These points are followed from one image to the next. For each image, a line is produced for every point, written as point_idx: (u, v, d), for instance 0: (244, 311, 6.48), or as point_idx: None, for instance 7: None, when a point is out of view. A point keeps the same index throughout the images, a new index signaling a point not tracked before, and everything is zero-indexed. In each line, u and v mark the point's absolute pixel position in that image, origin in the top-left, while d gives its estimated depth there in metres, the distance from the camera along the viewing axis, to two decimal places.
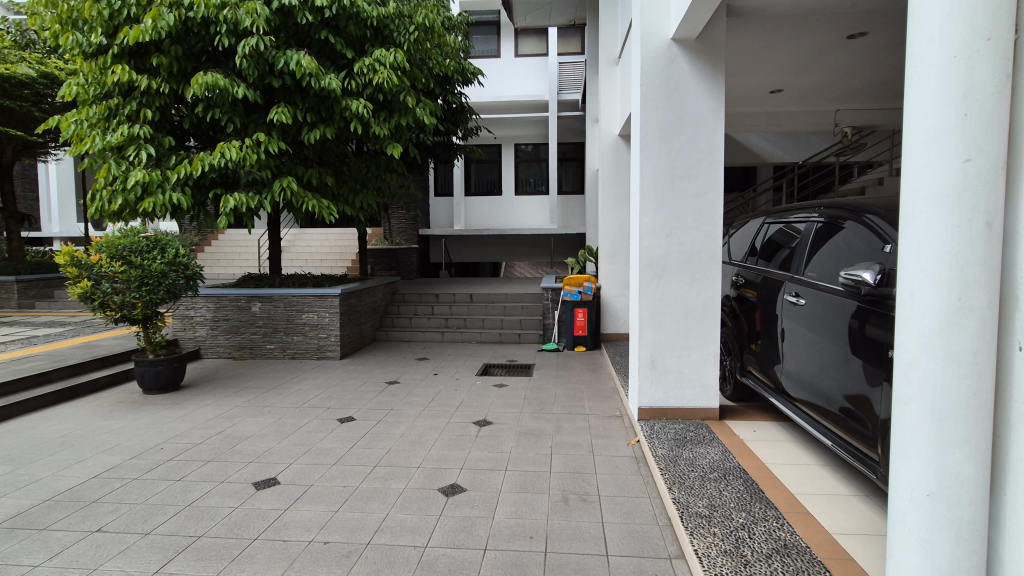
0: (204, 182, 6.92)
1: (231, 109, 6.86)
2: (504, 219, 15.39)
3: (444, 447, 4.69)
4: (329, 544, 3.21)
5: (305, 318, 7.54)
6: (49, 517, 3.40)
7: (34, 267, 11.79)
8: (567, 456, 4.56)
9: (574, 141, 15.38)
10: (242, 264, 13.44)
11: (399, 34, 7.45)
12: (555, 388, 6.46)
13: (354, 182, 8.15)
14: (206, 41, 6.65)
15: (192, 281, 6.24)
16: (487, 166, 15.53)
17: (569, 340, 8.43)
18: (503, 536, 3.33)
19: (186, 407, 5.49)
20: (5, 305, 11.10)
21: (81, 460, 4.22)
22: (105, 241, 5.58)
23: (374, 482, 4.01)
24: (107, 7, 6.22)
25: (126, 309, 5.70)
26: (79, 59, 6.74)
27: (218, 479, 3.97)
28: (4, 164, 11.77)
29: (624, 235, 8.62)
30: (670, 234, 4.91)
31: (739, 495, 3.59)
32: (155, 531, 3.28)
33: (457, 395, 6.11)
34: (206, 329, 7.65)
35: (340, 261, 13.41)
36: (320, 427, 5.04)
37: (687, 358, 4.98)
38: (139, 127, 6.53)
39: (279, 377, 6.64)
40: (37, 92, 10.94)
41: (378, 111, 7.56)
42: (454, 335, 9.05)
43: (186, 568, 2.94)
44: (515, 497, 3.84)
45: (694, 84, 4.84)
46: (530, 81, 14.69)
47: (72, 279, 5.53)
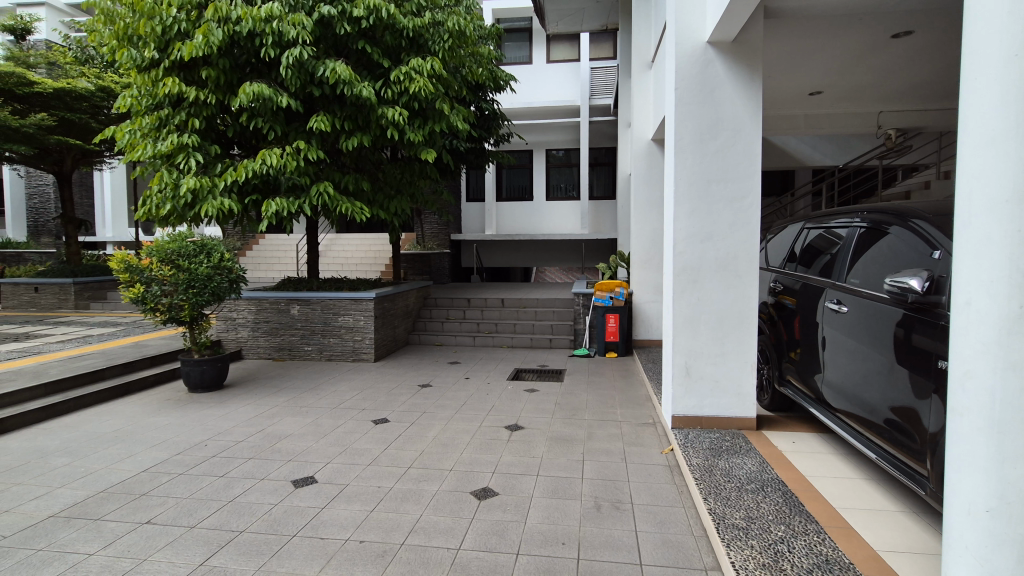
0: (247, 189, 7.18)
1: (273, 118, 7.10)
2: (535, 225, 15.42)
3: (476, 451, 4.72)
4: (364, 543, 3.27)
5: (341, 321, 7.72)
6: (102, 508, 3.57)
7: (89, 270, 12.42)
8: (599, 463, 4.53)
9: (606, 146, 15.32)
10: (281, 268, 13.83)
11: (434, 43, 7.60)
12: (587, 394, 6.42)
13: (389, 188, 8.30)
14: (250, 53, 6.90)
15: (236, 284, 6.46)
16: (518, 172, 15.59)
17: (600, 346, 8.38)
18: (535, 542, 3.32)
19: (228, 406, 5.68)
20: (63, 306, 11.71)
21: (132, 455, 4.41)
22: (155, 245, 5.86)
23: (408, 483, 4.07)
24: (160, 23, 6.55)
25: (174, 312, 5.93)
26: (133, 73, 7.09)
27: (258, 476, 4.10)
28: (64, 172, 12.46)
29: (657, 239, 8.52)
30: (705, 239, 4.83)
31: (778, 507, 3.50)
32: (200, 525, 3.40)
33: (488, 399, 6.14)
34: (247, 330, 7.91)
35: (375, 265, 13.67)
36: (356, 428, 5.14)
37: (723, 365, 4.88)
38: (187, 137, 6.84)
39: (316, 379, 6.81)
40: (95, 105, 11.56)
41: (413, 118, 7.71)
42: (485, 339, 9.10)
43: (229, 562, 3.04)
44: (547, 502, 3.83)
45: (730, 87, 4.77)
46: (562, 87, 14.73)
47: (125, 282, 5.86)
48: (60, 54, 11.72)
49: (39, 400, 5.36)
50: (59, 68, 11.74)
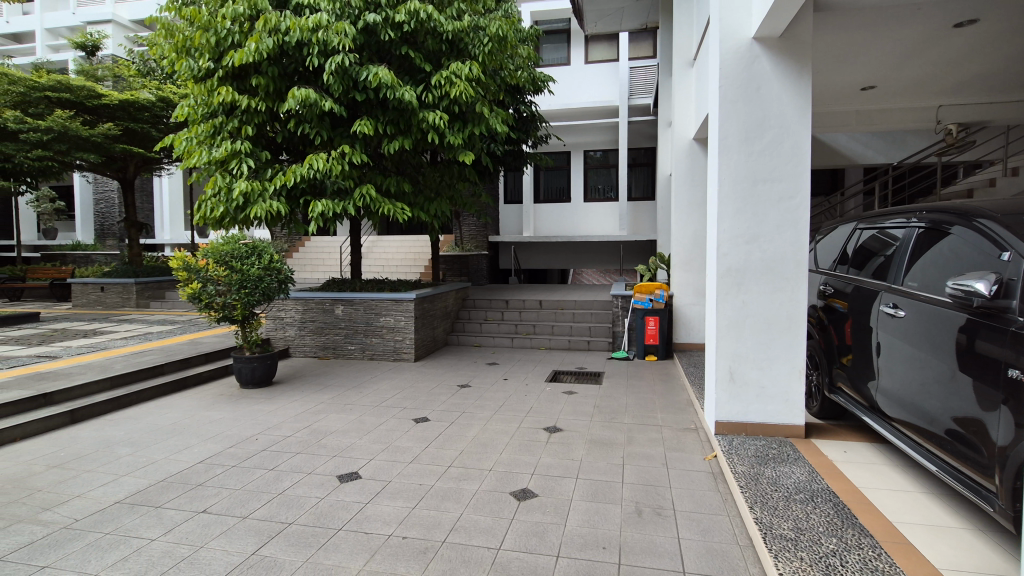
0: (295, 192, 7.44)
1: (319, 124, 7.34)
2: (573, 226, 15.35)
3: (515, 452, 4.73)
4: (406, 539, 3.33)
5: (382, 321, 7.89)
6: (163, 496, 3.76)
7: (150, 270, 13.14)
8: (639, 468, 4.46)
9: (646, 146, 15.10)
10: (325, 269, 14.24)
11: (474, 48, 7.69)
12: (626, 398, 6.34)
13: (429, 191, 8.44)
14: (298, 61, 7.15)
15: (285, 284, 6.70)
16: (556, 173, 15.54)
17: (640, 349, 8.26)
18: (575, 545, 3.30)
19: (277, 402, 5.89)
20: (126, 304, 12.42)
21: (189, 447, 4.62)
22: (210, 247, 6.14)
23: (449, 482, 4.11)
24: (215, 35, 6.87)
25: (228, 310, 6.20)
26: (191, 83, 7.46)
27: (306, 470, 4.23)
28: (128, 178, 13.20)
29: (700, 241, 8.32)
30: (750, 240, 4.70)
31: (829, 519, 3.36)
32: (251, 516, 3.54)
33: (526, 401, 6.14)
34: (294, 329, 8.19)
35: (414, 267, 13.90)
36: (397, 426, 5.24)
37: (769, 370, 4.72)
38: (240, 143, 7.14)
39: (359, 377, 6.97)
40: (156, 114, 12.19)
41: (453, 121, 7.82)
42: (524, 341, 9.10)
43: (278, 552, 3.15)
44: (587, 506, 3.80)
45: (778, 83, 4.62)
46: (600, 87, 14.62)
47: (183, 282, 6.15)
48: (125, 67, 12.45)
49: (106, 392, 5.70)
50: (124, 81, 12.46)
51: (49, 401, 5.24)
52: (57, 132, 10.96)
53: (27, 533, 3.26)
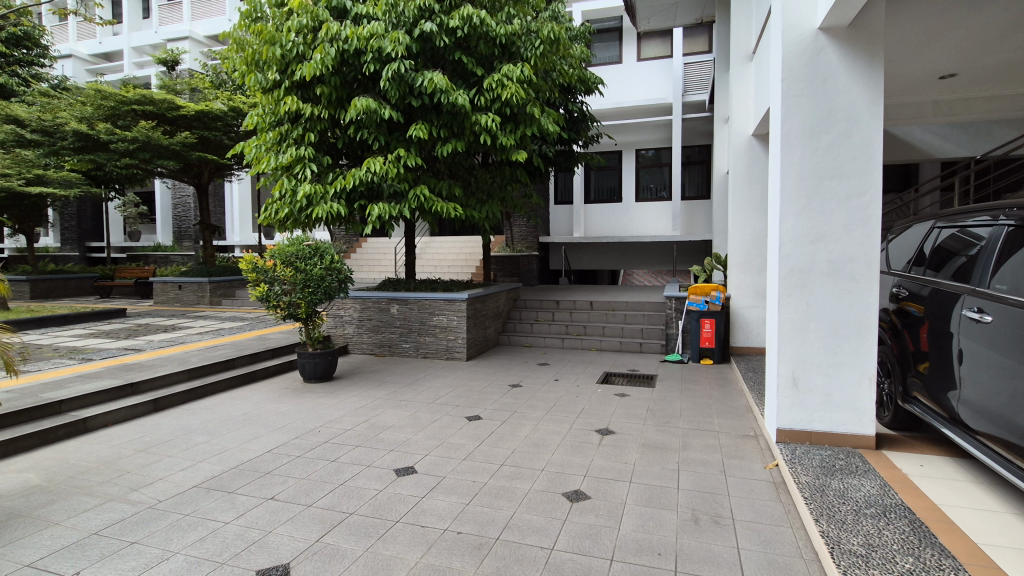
0: (354, 195, 7.71)
1: (376, 129, 7.57)
2: (624, 227, 15.12)
3: (566, 453, 4.71)
4: (461, 534, 3.39)
5: (436, 320, 8.07)
6: (235, 482, 4.00)
7: (222, 270, 14.01)
8: (695, 474, 4.35)
9: (700, 144, 14.67)
10: (381, 270, 14.67)
11: (526, 50, 7.74)
12: (680, 402, 6.18)
13: (481, 193, 8.55)
14: (357, 69, 7.41)
15: (344, 284, 6.98)
16: (607, 173, 15.36)
17: (694, 353, 8.05)
18: (630, 549, 3.26)
19: (337, 396, 6.14)
20: (201, 302, 13.28)
21: (258, 437, 4.89)
22: (277, 249, 6.48)
23: (501, 480, 4.16)
24: (281, 47, 7.23)
25: (293, 308, 6.51)
26: (259, 94, 7.89)
27: (364, 463, 4.38)
28: (202, 183, 14.09)
29: (759, 240, 8.00)
30: (816, 240, 4.47)
31: (904, 537, 3.15)
32: (315, 504, 3.70)
33: (578, 402, 6.11)
34: (353, 327, 8.50)
35: (466, 267, 14.10)
36: (451, 424, 5.35)
37: (836, 377, 4.48)
38: (304, 149, 7.50)
39: (414, 375, 7.15)
40: (227, 123, 12.96)
41: (505, 124, 7.88)
42: (575, 342, 9.05)
43: (341, 540, 3.29)
44: (641, 510, 3.74)
45: (845, 74, 4.39)
46: (653, 85, 14.34)
47: (253, 281, 6.51)
48: (200, 80, 13.30)
49: (184, 383, 6.12)
50: (199, 92, 13.31)
51: (135, 390, 5.68)
52: (142, 141, 11.89)
53: (118, 510, 3.55)
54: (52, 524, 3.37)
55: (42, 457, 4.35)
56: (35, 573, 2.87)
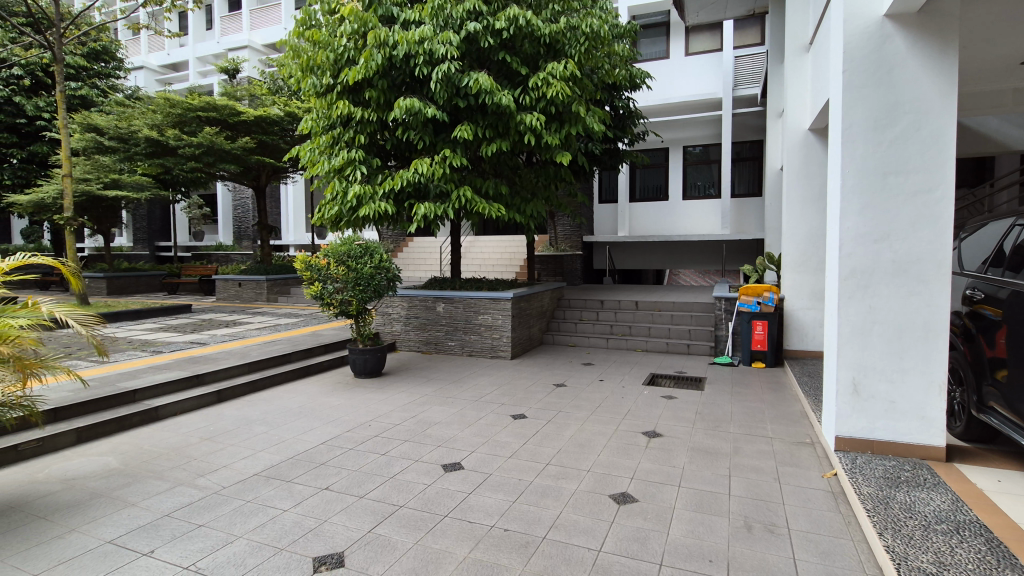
0: (401, 195, 7.87)
1: (423, 130, 7.71)
2: (670, 225, 14.80)
3: (613, 454, 4.66)
4: (509, 532, 3.41)
5: (481, 319, 8.15)
6: (292, 471, 4.18)
7: (279, 269, 14.63)
8: (747, 480, 4.21)
9: (752, 139, 14.18)
10: (426, 268, 14.93)
11: (571, 47, 7.71)
12: (731, 406, 6.00)
13: (526, 192, 8.57)
14: (406, 72, 7.57)
15: (393, 282, 7.14)
16: (653, 171, 15.07)
17: (745, 355, 7.80)
18: (680, 555, 3.19)
19: (386, 392, 6.30)
20: (259, 298, 13.91)
21: (312, 429, 5.08)
22: (330, 248, 6.71)
23: (547, 479, 4.16)
24: (334, 53, 7.47)
25: (344, 306, 6.72)
26: (313, 99, 8.18)
27: (413, 457, 4.48)
28: (260, 185, 14.71)
29: (815, 239, 7.66)
30: (880, 239, 4.24)
31: (980, 557, 2.94)
32: (367, 496, 3.82)
33: (624, 403, 6.03)
34: (400, 325, 8.68)
35: (510, 267, 14.17)
36: (496, 421, 5.39)
37: (901, 384, 4.23)
38: (354, 151, 7.72)
39: (459, 372, 7.25)
40: (283, 127, 13.54)
41: (550, 122, 7.86)
42: (619, 342, 8.93)
43: (392, 532, 3.38)
44: (690, 515, 3.66)
45: (914, 62, 4.14)
46: (701, 79, 13.97)
47: (308, 280, 6.77)
48: (259, 87, 13.95)
49: (245, 376, 6.43)
50: (258, 99, 13.97)
51: (201, 381, 6.01)
52: (207, 146, 12.56)
53: (186, 494, 3.77)
54: (129, 505, 3.61)
55: (119, 442, 4.67)
56: (115, 549, 3.09)
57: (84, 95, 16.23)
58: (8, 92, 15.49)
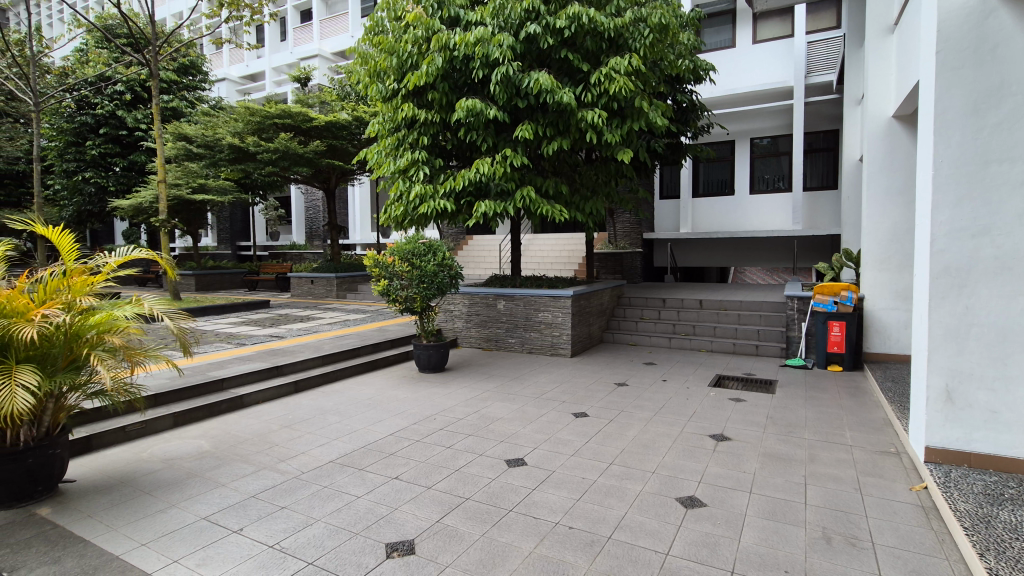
0: (462, 194, 8.00)
1: (485, 130, 7.80)
2: (736, 221, 14.21)
3: (678, 457, 4.54)
4: (574, 529, 3.41)
5: (541, 317, 8.17)
6: (364, 460, 4.36)
7: (347, 267, 15.29)
8: (825, 490, 3.98)
9: (826, 129, 13.37)
10: (486, 266, 15.12)
11: (634, 41, 7.56)
12: (805, 410, 5.70)
13: (586, 189, 8.49)
14: (467, 74, 7.68)
15: (456, 279, 7.27)
16: (717, 165, 14.52)
17: (820, 358, 7.37)
18: (753, 563, 3.07)
19: (450, 386, 6.46)
20: (329, 295, 14.60)
21: (381, 420, 5.29)
22: (396, 246, 6.94)
23: (612, 479, 4.11)
24: (399, 59, 7.69)
25: (409, 303, 6.93)
26: (380, 103, 8.46)
27: (477, 451, 4.57)
28: (330, 187, 15.42)
29: (899, 235, 7.13)
30: (979, 234, 3.88)
31: None
32: (435, 487, 3.93)
33: (689, 404, 5.86)
34: (462, 322, 8.85)
35: (570, 264, 14.12)
36: (558, 419, 5.39)
37: (1004, 393, 3.86)
38: (418, 153, 7.92)
39: (521, 369, 7.30)
40: (351, 131, 14.14)
41: (611, 119, 7.76)
42: (683, 342, 8.69)
43: (459, 523, 3.46)
44: (763, 524, 3.51)
45: (1021, 39, 3.76)
46: (770, 68, 13.30)
47: (376, 277, 7.04)
48: (329, 94, 14.61)
49: (319, 368, 6.78)
50: (328, 105, 14.64)
51: (280, 372, 6.40)
52: (282, 151, 13.31)
53: (270, 478, 4.02)
54: (220, 485, 3.90)
55: (210, 427, 5.06)
56: (209, 525, 3.35)
57: (176, 107, 17.61)
58: (112, 107, 17.06)
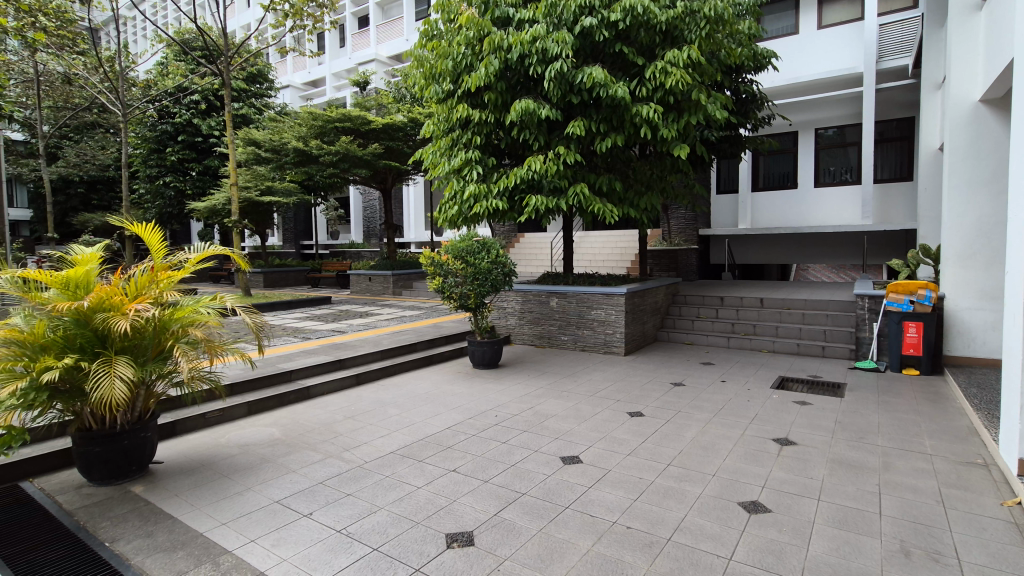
0: (516, 192, 8.04)
1: (538, 129, 7.81)
2: (799, 216, 13.55)
3: (740, 460, 4.40)
4: (632, 529, 3.37)
5: (594, 314, 8.11)
6: (423, 452, 4.48)
7: (402, 264, 15.73)
8: (902, 500, 3.75)
9: (900, 116, 12.54)
10: (538, 264, 15.16)
11: (690, 32, 7.35)
12: (878, 416, 5.38)
13: (640, 185, 8.35)
14: (521, 73, 7.70)
15: (509, 276, 7.33)
16: (779, 158, 13.89)
17: (895, 360, 6.93)
18: (822, 572, 2.94)
19: (504, 382, 6.52)
20: (386, 292, 15.07)
21: (438, 414, 5.41)
22: (451, 244, 7.05)
23: (670, 480, 4.04)
24: (454, 60, 7.81)
25: (464, 300, 7.04)
26: (435, 104, 8.63)
27: (533, 448, 4.59)
28: (387, 188, 15.90)
29: (987, 229, 6.60)
30: None
31: None
32: (492, 481, 3.98)
33: (750, 406, 5.67)
34: (515, 319, 8.91)
35: (622, 261, 13.94)
36: (613, 417, 5.34)
37: None
38: (472, 152, 8.02)
39: (574, 367, 7.28)
40: (407, 132, 14.54)
41: (667, 112, 7.59)
42: (742, 342, 8.39)
43: (516, 517, 3.50)
44: (834, 532, 3.34)
45: None
46: (837, 54, 12.58)
47: (431, 274, 7.20)
48: (386, 97, 15.08)
49: (378, 363, 7.02)
50: (385, 107, 15.10)
51: (342, 366, 6.67)
52: (343, 154, 13.85)
53: (336, 466, 4.21)
54: (291, 471, 4.11)
55: (281, 416, 5.34)
56: (281, 508, 3.55)
57: (245, 114, 18.67)
58: (189, 115, 18.29)
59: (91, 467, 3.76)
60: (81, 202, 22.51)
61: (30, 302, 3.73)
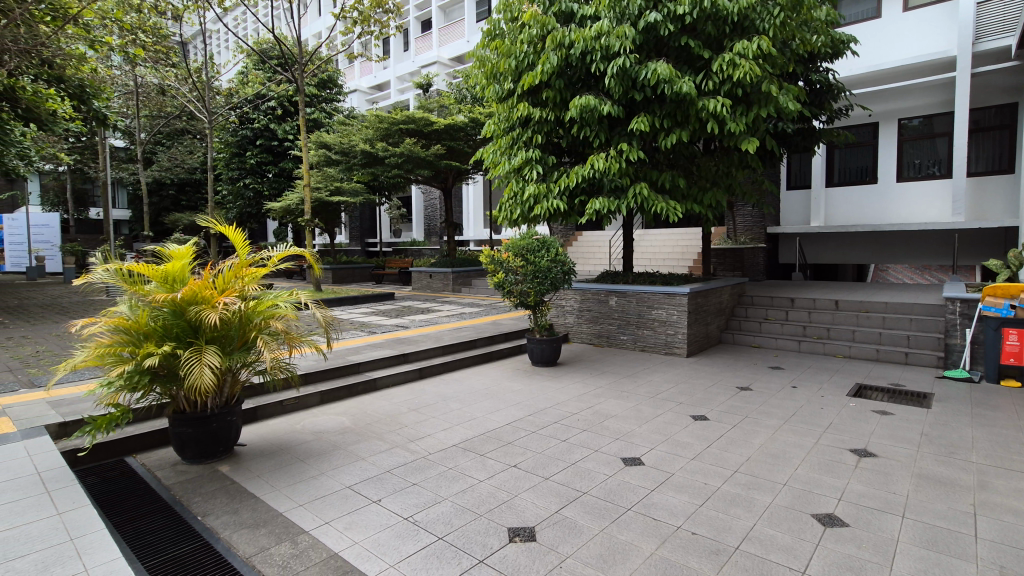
0: (576, 192, 8.00)
1: (599, 126, 7.73)
2: (878, 213, 12.66)
3: (814, 470, 4.18)
4: (697, 535, 3.29)
5: (655, 314, 7.95)
6: (484, 447, 4.56)
7: (462, 262, 16.05)
8: (1001, 523, 3.43)
9: (999, 103, 11.44)
10: (597, 262, 15.02)
11: (762, 21, 7.02)
12: (972, 430, 4.94)
13: (705, 181, 8.09)
14: (582, 70, 7.63)
15: (568, 275, 7.31)
16: (856, 151, 13.04)
17: (991, 370, 6.35)
18: None
19: (563, 381, 6.52)
20: (446, 289, 15.42)
21: (499, 410, 5.48)
22: (511, 242, 7.12)
23: (737, 487, 3.90)
24: (516, 59, 7.87)
25: (523, 298, 7.09)
26: (496, 104, 8.72)
27: (593, 447, 4.57)
28: (447, 187, 16.26)
29: None
30: None
31: None
32: (552, 479, 4.00)
33: (824, 414, 5.37)
34: (573, 317, 8.88)
35: (684, 260, 13.57)
36: (676, 420, 5.22)
37: None
38: (532, 151, 8.04)
39: (634, 367, 7.17)
40: (468, 133, 14.80)
41: (735, 106, 7.30)
42: (814, 346, 7.97)
43: (578, 516, 3.49)
44: (922, 553, 3.11)
45: None
46: (925, 37, 11.65)
47: (492, 271, 7.30)
48: (447, 98, 15.41)
49: (440, 357, 7.20)
50: (446, 108, 15.42)
51: (406, 360, 6.89)
52: (407, 155, 14.27)
53: (401, 456, 4.36)
54: (360, 458, 4.30)
55: (350, 406, 5.59)
56: (352, 494, 3.72)
57: (316, 118, 19.63)
58: (266, 121, 19.47)
59: (185, 446, 4.09)
60: (172, 203, 24.48)
61: (133, 292, 4.09)
